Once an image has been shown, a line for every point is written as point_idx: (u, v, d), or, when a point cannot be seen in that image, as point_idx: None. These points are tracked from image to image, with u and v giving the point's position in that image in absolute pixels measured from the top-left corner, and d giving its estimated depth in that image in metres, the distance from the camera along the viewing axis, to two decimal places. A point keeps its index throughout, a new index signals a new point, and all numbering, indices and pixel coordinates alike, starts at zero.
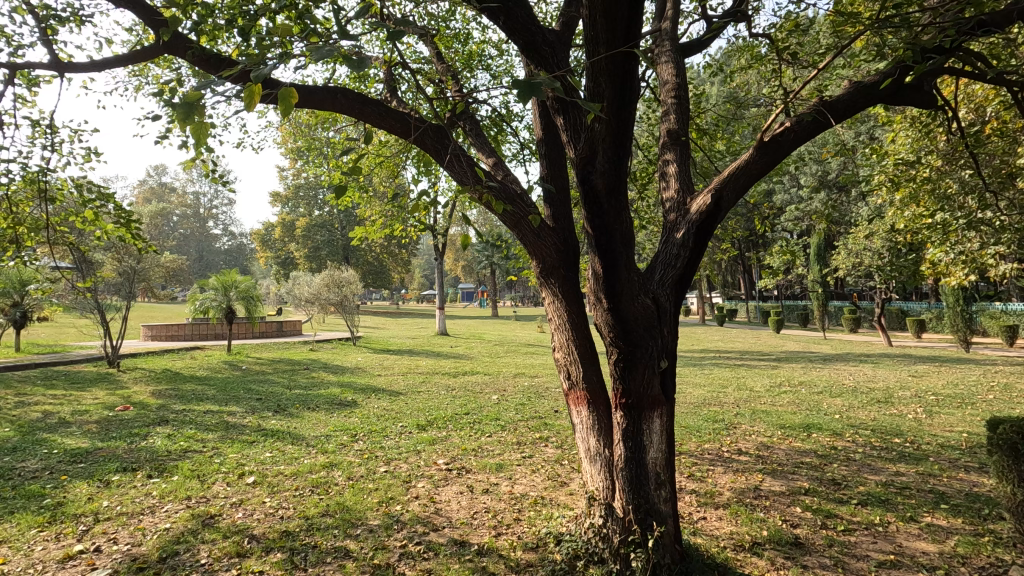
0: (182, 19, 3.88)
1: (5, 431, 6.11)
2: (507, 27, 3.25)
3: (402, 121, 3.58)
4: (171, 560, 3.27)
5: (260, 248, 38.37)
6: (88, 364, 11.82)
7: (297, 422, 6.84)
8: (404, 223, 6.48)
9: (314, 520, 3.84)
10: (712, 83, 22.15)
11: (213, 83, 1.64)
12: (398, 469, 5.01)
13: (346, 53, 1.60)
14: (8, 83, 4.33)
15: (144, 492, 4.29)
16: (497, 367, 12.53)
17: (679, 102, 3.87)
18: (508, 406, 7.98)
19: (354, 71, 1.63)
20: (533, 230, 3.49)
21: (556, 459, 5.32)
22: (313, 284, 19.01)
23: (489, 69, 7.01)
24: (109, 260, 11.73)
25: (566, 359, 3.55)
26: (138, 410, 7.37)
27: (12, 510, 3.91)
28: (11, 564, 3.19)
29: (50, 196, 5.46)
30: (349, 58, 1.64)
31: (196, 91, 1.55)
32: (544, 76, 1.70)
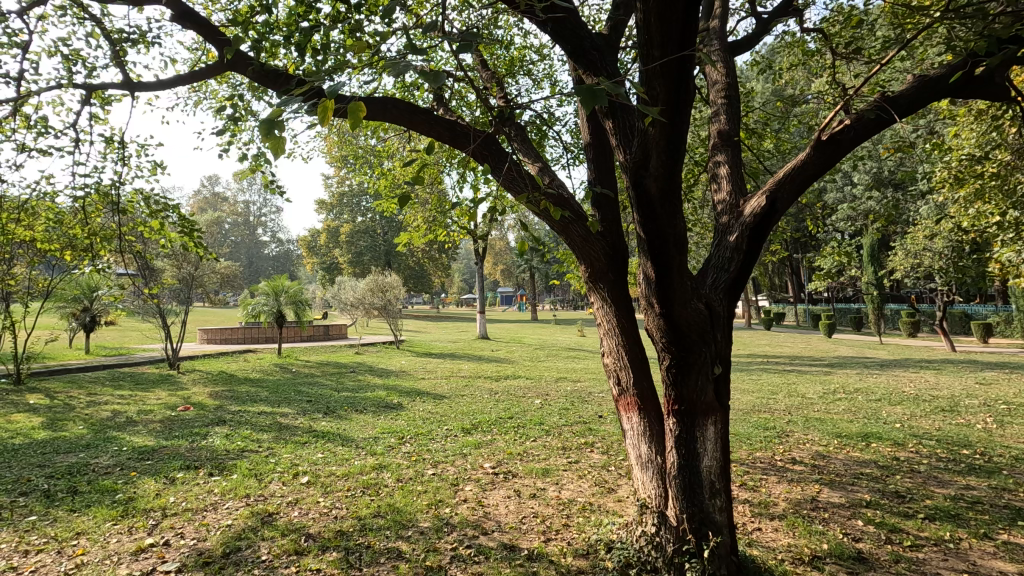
0: (243, 37, 4.04)
1: (80, 429, 6.52)
2: (554, 33, 3.27)
3: (452, 130, 3.62)
4: (234, 556, 3.40)
5: (307, 254, 39.65)
6: (150, 365, 12.47)
7: (346, 423, 7.02)
8: (448, 228, 6.56)
9: (367, 521, 3.93)
10: (757, 81, 21.60)
11: (292, 101, 1.68)
12: (446, 472, 5.06)
13: (425, 69, 1.57)
14: (85, 103, 4.61)
15: (207, 490, 4.49)
16: (538, 371, 12.49)
17: (729, 102, 3.79)
18: (551, 410, 7.96)
19: (432, 85, 1.59)
20: (582, 234, 3.48)
21: (603, 465, 5.26)
22: (358, 289, 19.49)
23: (531, 75, 7.02)
24: (169, 266, 12.35)
25: (616, 364, 3.53)
26: (198, 410, 7.72)
27: (88, 504, 4.16)
28: (90, 554, 3.39)
29: (121, 209, 5.81)
30: (424, 72, 1.62)
31: (278, 110, 1.60)
32: (608, 82, 1.64)
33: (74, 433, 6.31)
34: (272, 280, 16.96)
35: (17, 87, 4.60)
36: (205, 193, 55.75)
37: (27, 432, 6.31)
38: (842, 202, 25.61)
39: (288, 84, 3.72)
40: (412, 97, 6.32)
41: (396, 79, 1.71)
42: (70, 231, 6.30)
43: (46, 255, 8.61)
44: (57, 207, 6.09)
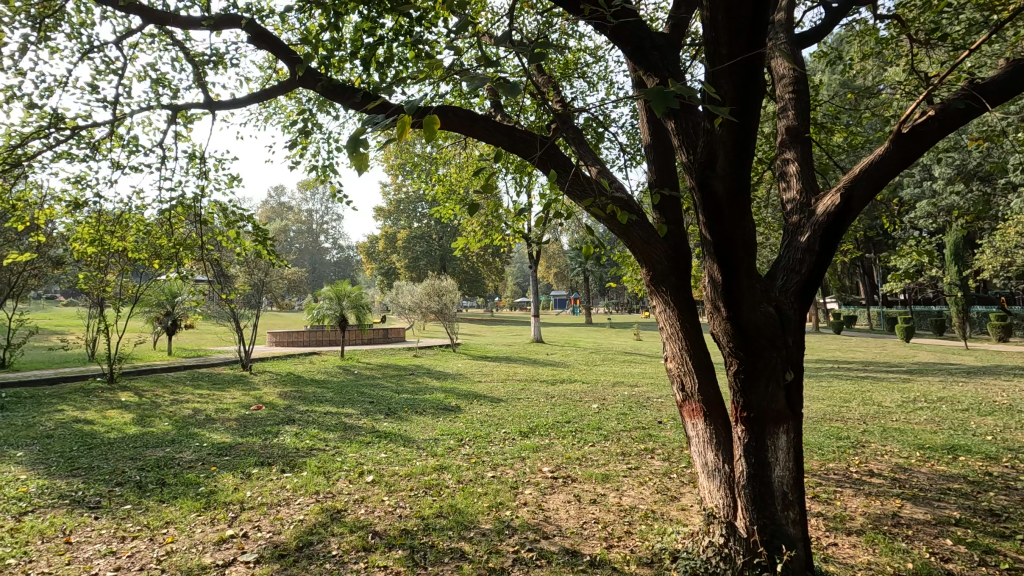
0: (313, 55, 4.23)
1: (165, 425, 7.00)
2: (614, 36, 3.24)
3: (515, 140, 3.65)
4: (308, 550, 3.56)
5: (366, 260, 41.06)
6: (225, 367, 13.23)
7: (407, 425, 7.20)
8: (503, 232, 6.62)
9: (430, 520, 4.02)
10: (824, 73, 20.61)
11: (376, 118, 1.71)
12: (505, 475, 5.10)
13: (503, 79, 1.57)
14: (171, 123, 4.98)
15: (280, 485, 4.73)
16: (595, 375, 12.37)
17: (797, 97, 3.64)
18: (609, 415, 7.85)
19: (509, 97, 1.58)
20: (642, 237, 3.42)
21: (664, 472, 5.14)
22: (416, 293, 19.93)
23: (586, 77, 6.98)
24: (242, 273, 13.09)
25: (679, 369, 3.48)
26: (269, 410, 8.12)
27: (175, 495, 4.46)
28: (178, 542, 3.64)
29: (202, 220, 6.24)
30: (500, 85, 1.60)
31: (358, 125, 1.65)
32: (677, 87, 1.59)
33: (160, 428, 6.79)
34: (335, 285, 17.61)
35: (114, 110, 5.02)
36: (272, 203, 58.70)
37: (120, 427, 6.84)
38: (921, 197, 24.00)
39: (354, 96, 3.85)
40: (470, 106, 6.45)
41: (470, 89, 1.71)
42: (156, 241, 6.79)
43: (135, 263, 9.32)
44: (146, 220, 6.60)
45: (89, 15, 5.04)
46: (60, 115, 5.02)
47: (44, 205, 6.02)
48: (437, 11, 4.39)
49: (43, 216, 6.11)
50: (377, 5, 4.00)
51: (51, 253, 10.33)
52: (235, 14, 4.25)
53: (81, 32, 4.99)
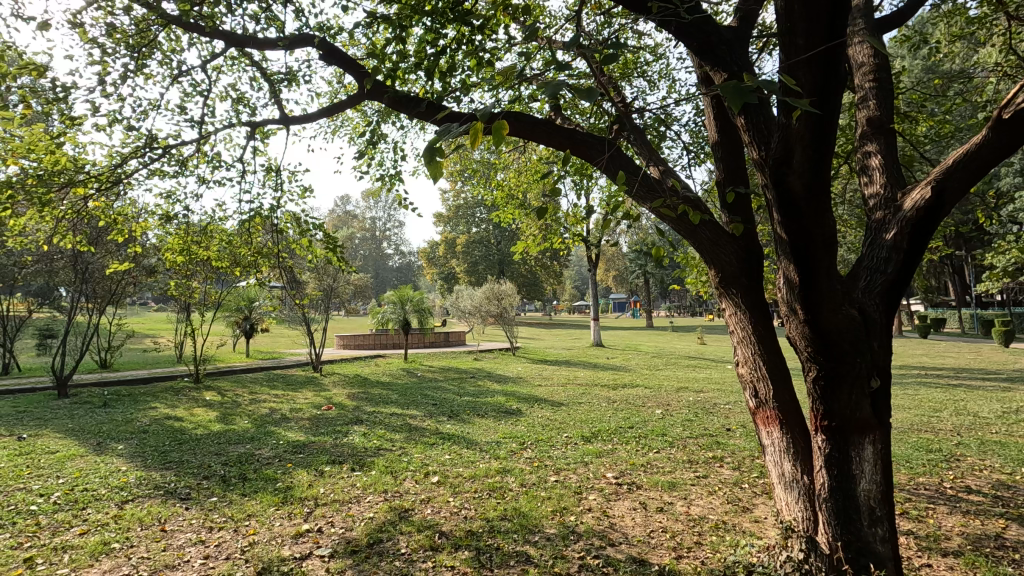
0: (379, 69, 4.38)
1: (245, 423, 7.44)
2: (677, 33, 3.17)
3: (581, 143, 3.63)
4: (378, 547, 3.67)
5: (427, 265, 42.08)
6: (298, 368, 13.92)
7: (470, 427, 7.29)
8: (563, 236, 6.61)
9: (495, 522, 4.05)
10: (906, 59, 19.23)
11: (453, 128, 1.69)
12: (568, 479, 5.06)
13: (577, 84, 1.51)
14: (250, 139, 5.31)
15: (351, 483, 4.91)
16: (658, 380, 12.06)
17: (879, 86, 3.42)
18: (673, 421, 7.63)
19: (586, 101, 1.54)
20: (710, 237, 3.30)
21: (735, 482, 4.93)
22: (476, 297, 20.19)
23: (646, 76, 6.87)
24: (313, 279, 13.74)
25: (752, 375, 3.35)
26: (338, 410, 8.47)
27: (256, 489, 4.73)
28: (260, 534, 3.85)
29: (277, 229, 6.61)
30: (576, 88, 1.57)
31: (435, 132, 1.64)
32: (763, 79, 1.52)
33: (241, 426, 7.22)
34: (398, 290, 18.12)
35: (200, 129, 5.40)
36: (339, 212, 61.30)
37: (206, 425, 7.33)
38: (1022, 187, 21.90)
39: (418, 106, 3.94)
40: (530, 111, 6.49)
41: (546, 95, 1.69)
42: (237, 250, 7.25)
43: (217, 271, 9.99)
44: (227, 231, 7.06)
45: (178, 42, 5.45)
46: (154, 135, 5.45)
47: (140, 218, 6.56)
48: (499, 19, 4.43)
49: (139, 229, 6.64)
50: (440, 16, 4.08)
51: (145, 263, 11.24)
52: (309, 33, 4.48)
53: (170, 58, 5.39)
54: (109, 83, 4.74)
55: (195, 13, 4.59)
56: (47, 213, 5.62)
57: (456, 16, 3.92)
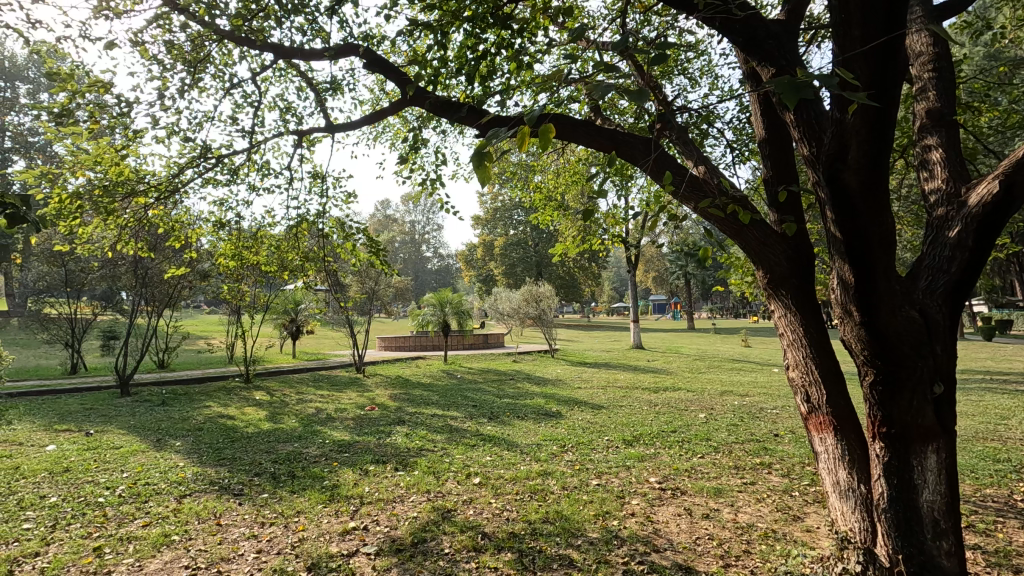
0: (421, 76, 4.45)
1: (293, 422, 7.69)
2: (723, 28, 3.10)
3: (628, 145, 3.59)
4: (422, 546, 3.72)
5: (465, 268, 42.46)
6: (342, 369, 14.27)
7: (510, 429, 7.31)
8: (602, 237, 6.56)
9: (537, 525, 4.04)
10: (968, 45, 18.15)
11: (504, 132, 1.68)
12: (611, 484, 5.00)
13: (629, 86, 1.48)
14: (297, 147, 5.48)
15: (395, 483, 5.00)
16: (701, 384, 11.80)
17: (939, 76, 3.25)
18: (718, 426, 7.45)
19: (638, 104, 1.50)
20: (757, 238, 3.21)
21: (784, 489, 4.77)
22: (514, 299, 20.21)
23: (687, 74, 6.76)
24: (356, 282, 14.07)
25: (803, 379, 3.25)
26: (382, 410, 8.63)
27: (304, 487, 4.87)
28: (309, 530, 3.97)
29: (323, 234, 6.81)
30: (627, 92, 1.54)
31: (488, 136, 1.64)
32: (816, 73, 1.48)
33: (289, 425, 7.46)
34: (438, 292, 18.33)
35: (250, 139, 5.61)
36: (379, 216, 62.62)
37: (256, 423, 7.61)
38: None
39: (460, 111, 3.98)
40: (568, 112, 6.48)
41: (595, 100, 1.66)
42: (285, 255, 7.51)
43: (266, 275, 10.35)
44: (276, 236, 7.32)
45: (230, 56, 5.68)
46: (208, 146, 5.70)
47: (195, 225, 6.88)
48: (539, 21, 4.45)
49: (194, 235, 6.95)
50: (481, 21, 4.11)
51: (199, 268, 11.76)
52: (354, 43, 4.59)
53: (223, 71, 5.63)
54: (168, 97, 4.98)
55: (247, 28, 4.78)
56: (112, 221, 5.95)
57: (496, 20, 3.94)
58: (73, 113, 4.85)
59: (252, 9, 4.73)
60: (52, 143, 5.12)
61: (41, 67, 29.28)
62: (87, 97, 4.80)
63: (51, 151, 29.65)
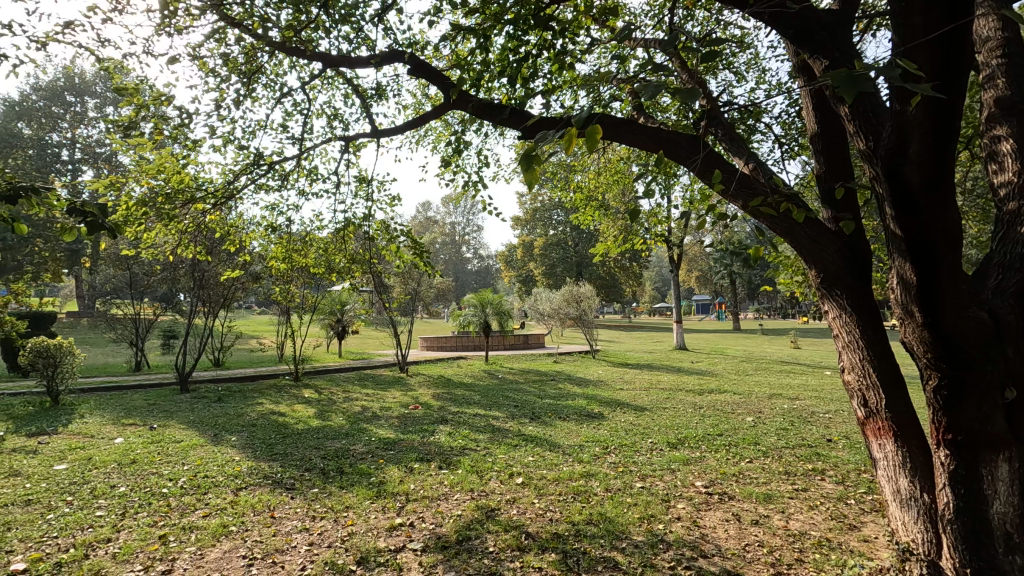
0: (464, 80, 4.51)
1: (340, 420, 7.92)
2: (773, 21, 3.04)
3: (676, 143, 3.54)
4: (467, 544, 3.77)
5: (505, 268, 42.61)
6: (386, 369, 14.57)
7: (552, 429, 7.31)
8: (644, 236, 6.48)
9: (581, 526, 4.03)
10: None
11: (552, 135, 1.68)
12: (655, 487, 4.93)
13: (678, 87, 1.48)
14: (344, 153, 5.65)
15: (439, 481, 5.08)
16: (748, 386, 11.47)
17: (1009, 61, 3.04)
18: (766, 430, 7.22)
19: (686, 103, 1.47)
20: (810, 236, 3.10)
21: (839, 497, 4.58)
22: (555, 300, 20.14)
23: (732, 68, 6.59)
24: (399, 283, 14.35)
25: (860, 383, 3.13)
26: (425, 409, 8.77)
27: (352, 483, 5.01)
28: (357, 525, 4.07)
29: (369, 237, 7.00)
30: (678, 90, 1.51)
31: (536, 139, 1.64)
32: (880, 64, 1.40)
33: (337, 422, 7.69)
34: (479, 293, 18.45)
35: (300, 146, 5.81)
36: (420, 218, 63.61)
37: (306, 420, 7.87)
38: None
39: (502, 113, 4.02)
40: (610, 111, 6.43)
41: (647, 99, 1.63)
42: (332, 257, 7.73)
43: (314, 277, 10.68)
44: (325, 239, 7.56)
45: (281, 66, 5.90)
46: (261, 153, 5.93)
47: (249, 229, 7.18)
48: (581, 21, 4.43)
49: (247, 239, 7.24)
50: (523, 24, 4.12)
51: (251, 270, 12.24)
52: (399, 50, 4.69)
53: (274, 81, 5.86)
54: (224, 107, 5.22)
55: (297, 39, 4.95)
56: (172, 226, 6.27)
57: (538, 22, 3.95)
58: (138, 124, 5.15)
59: (302, 20, 4.91)
60: (119, 154, 5.44)
61: (107, 82, 31.11)
62: (151, 109, 5.09)
63: (118, 161, 31.48)
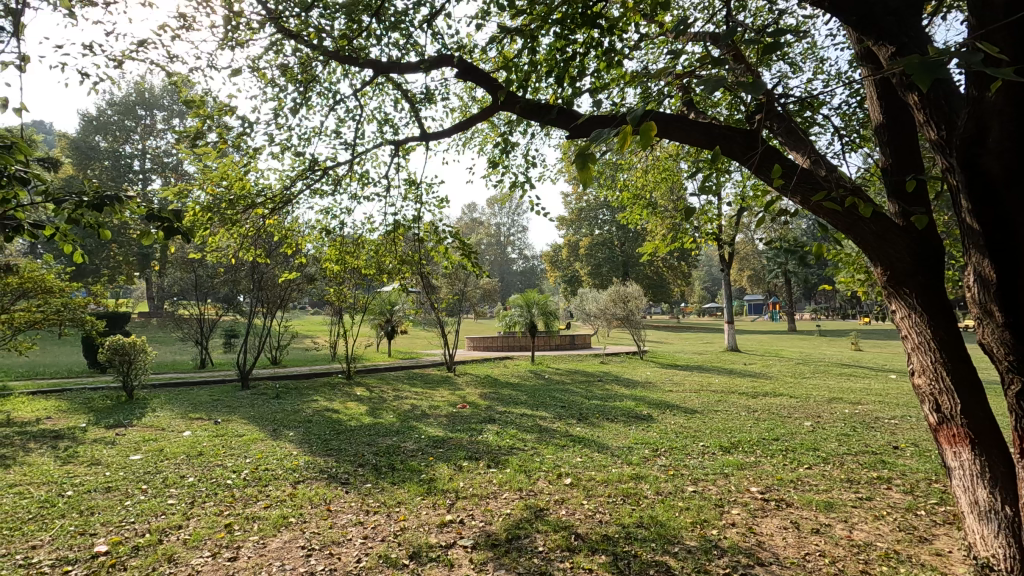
0: (511, 83, 4.53)
1: (391, 417, 8.11)
2: (835, 7, 2.92)
3: (733, 139, 3.45)
4: (517, 542, 3.79)
5: (551, 268, 42.52)
6: (433, 368, 14.81)
7: (600, 431, 7.25)
8: (695, 235, 6.33)
9: (631, 529, 3.98)
10: None
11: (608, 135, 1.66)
12: (707, 491, 4.81)
13: (739, 78, 1.47)
14: (394, 157, 5.79)
15: (488, 479, 5.12)
16: (806, 390, 11.00)
17: None
18: (826, 435, 6.91)
19: (752, 96, 1.47)
20: (875, 231, 2.95)
21: (908, 507, 4.33)
22: (601, 300, 19.92)
23: (788, 60, 6.36)
24: (446, 284, 14.55)
25: (931, 386, 2.96)
26: (472, 409, 8.87)
27: (403, 479, 5.12)
28: (409, 520, 4.17)
29: (419, 239, 7.12)
30: (742, 83, 1.49)
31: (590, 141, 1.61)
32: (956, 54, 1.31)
33: (388, 420, 7.88)
34: (525, 293, 18.47)
35: (352, 151, 5.98)
36: (466, 219, 64.32)
37: (358, 417, 8.10)
38: None
39: (550, 113, 4.01)
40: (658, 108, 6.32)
41: (706, 92, 1.59)
42: (383, 259, 7.93)
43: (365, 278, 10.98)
44: (375, 241, 7.75)
45: (333, 74, 6.10)
46: (316, 159, 6.15)
47: (304, 233, 7.45)
48: (630, 17, 4.37)
49: (302, 243, 7.51)
50: (571, 23, 4.10)
51: (306, 272, 12.71)
52: (447, 54, 4.76)
53: (328, 89, 6.06)
54: (281, 115, 5.44)
55: (349, 48, 5.11)
56: (234, 231, 6.59)
57: (586, 21, 3.92)
58: (203, 134, 5.44)
59: (354, 29, 5.05)
60: (187, 163, 5.76)
61: (175, 95, 33.02)
62: (216, 120, 5.37)
63: (184, 170, 33.36)
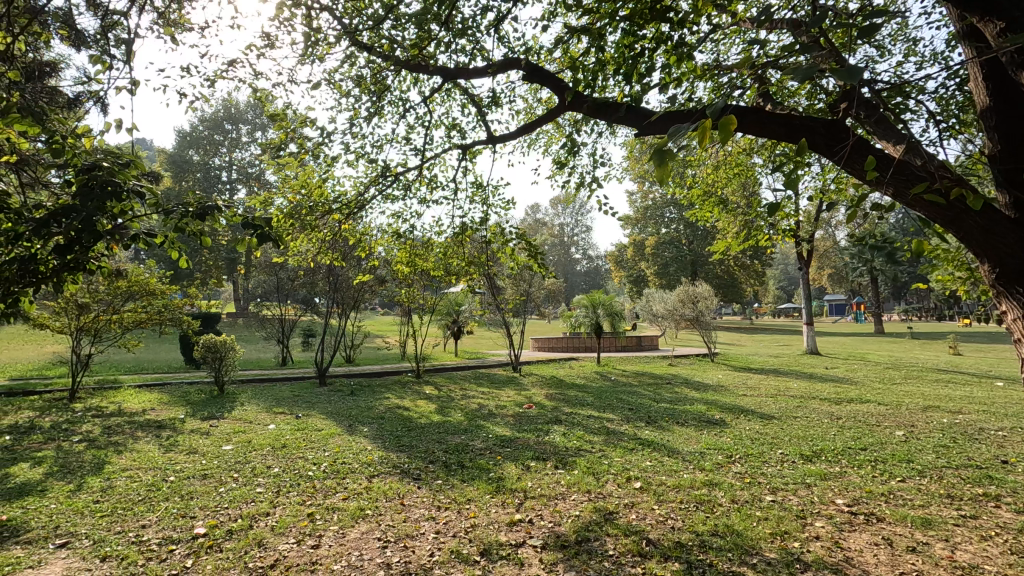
0: (579, 84, 4.51)
1: (459, 416, 8.27)
2: None
3: (818, 131, 3.28)
4: (587, 544, 3.77)
5: (615, 269, 41.89)
6: (499, 368, 14.97)
7: (669, 434, 7.07)
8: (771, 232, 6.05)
9: (705, 537, 3.85)
10: None
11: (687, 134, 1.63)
12: (788, 501, 4.57)
13: (830, 66, 1.40)
14: (462, 160, 5.91)
15: (556, 480, 5.12)
16: (897, 397, 10.20)
17: None
18: (921, 446, 6.39)
19: (843, 81, 1.40)
20: (982, 225, 2.72)
21: (1020, 528, 3.93)
22: (669, 301, 19.38)
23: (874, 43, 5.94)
24: (511, 285, 14.68)
25: None
26: (539, 409, 8.90)
27: (472, 477, 5.21)
28: (479, 517, 4.24)
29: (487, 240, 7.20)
30: (831, 72, 1.41)
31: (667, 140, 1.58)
32: None
33: (456, 419, 8.05)
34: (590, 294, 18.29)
35: (422, 156, 6.16)
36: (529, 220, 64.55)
37: (428, 415, 8.32)
38: None
39: (618, 111, 3.95)
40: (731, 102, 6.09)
41: (797, 82, 1.51)
42: (452, 261, 8.10)
43: None
44: (444, 244, 7.93)
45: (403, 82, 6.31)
46: (388, 165, 6.37)
47: (376, 236, 7.76)
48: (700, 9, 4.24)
49: (375, 246, 7.81)
50: (638, 19, 4.04)
51: (377, 274, 13.20)
52: (514, 57, 4.80)
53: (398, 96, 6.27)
54: (356, 124, 5.69)
55: (419, 56, 5.27)
56: (313, 236, 6.97)
57: (655, 16, 3.85)
58: (286, 145, 5.80)
59: (424, 37, 5.19)
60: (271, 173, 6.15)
61: (257, 110, 35.33)
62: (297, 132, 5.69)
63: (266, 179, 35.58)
